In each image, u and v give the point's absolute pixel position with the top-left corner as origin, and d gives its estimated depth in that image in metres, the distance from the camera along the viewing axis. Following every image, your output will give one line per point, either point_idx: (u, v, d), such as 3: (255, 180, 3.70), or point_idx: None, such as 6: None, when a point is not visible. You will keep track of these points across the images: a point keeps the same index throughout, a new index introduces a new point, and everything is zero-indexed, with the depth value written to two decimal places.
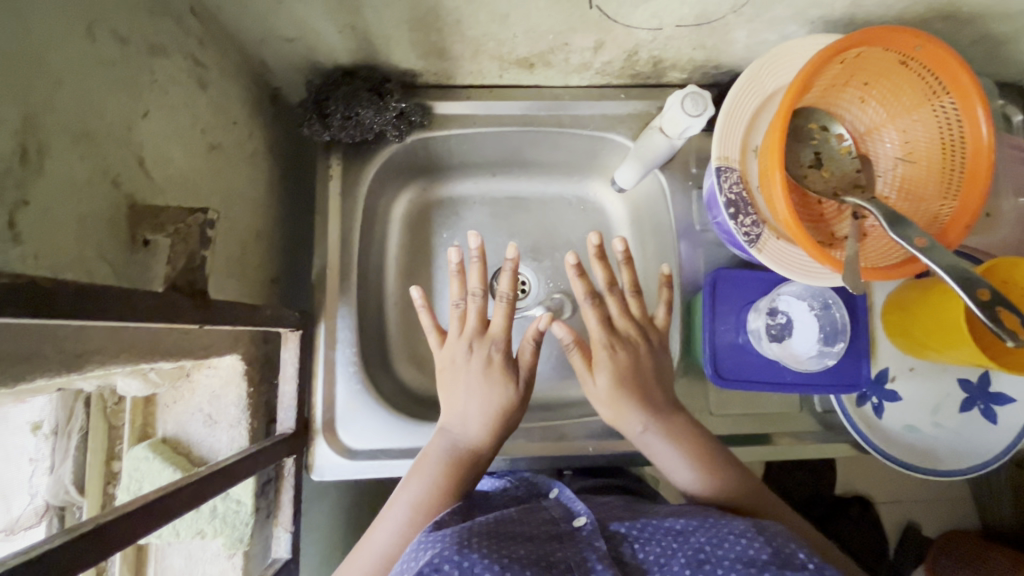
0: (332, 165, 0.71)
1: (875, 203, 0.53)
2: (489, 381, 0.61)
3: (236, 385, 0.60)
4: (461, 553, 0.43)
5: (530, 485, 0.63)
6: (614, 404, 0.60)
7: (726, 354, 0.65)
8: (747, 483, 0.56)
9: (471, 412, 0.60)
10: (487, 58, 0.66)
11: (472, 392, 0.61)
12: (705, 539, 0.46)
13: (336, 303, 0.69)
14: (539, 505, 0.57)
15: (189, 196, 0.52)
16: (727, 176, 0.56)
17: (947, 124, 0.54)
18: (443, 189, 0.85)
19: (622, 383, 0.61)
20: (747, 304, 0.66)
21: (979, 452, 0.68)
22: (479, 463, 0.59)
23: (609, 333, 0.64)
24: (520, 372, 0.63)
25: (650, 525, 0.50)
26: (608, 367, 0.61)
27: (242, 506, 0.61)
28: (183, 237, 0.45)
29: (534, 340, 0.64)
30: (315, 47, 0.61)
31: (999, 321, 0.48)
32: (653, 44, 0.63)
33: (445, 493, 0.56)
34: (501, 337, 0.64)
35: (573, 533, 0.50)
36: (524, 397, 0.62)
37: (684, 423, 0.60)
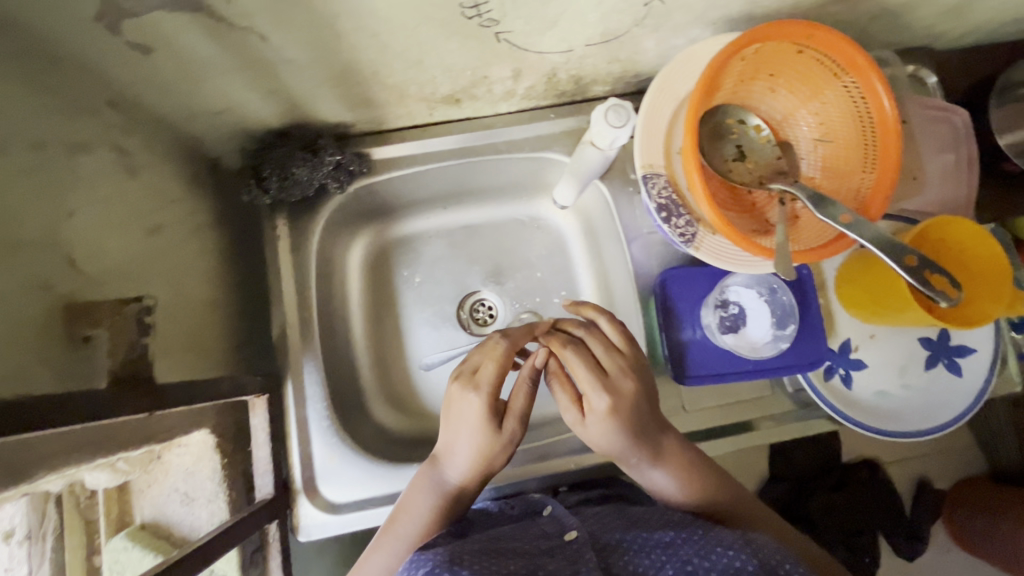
0: (279, 224, 0.71)
1: (799, 188, 0.55)
2: (477, 429, 0.58)
3: (209, 459, 0.60)
4: (450, 569, 0.45)
5: (525, 504, 0.64)
6: (611, 444, 0.58)
7: (684, 352, 0.66)
8: (733, 500, 0.59)
9: (458, 453, 0.59)
10: (414, 100, 0.67)
11: (463, 433, 0.59)
12: (693, 552, 0.47)
13: (302, 359, 0.68)
14: (533, 523, 0.58)
15: (133, 284, 0.52)
16: (654, 183, 0.57)
17: (854, 100, 0.57)
18: (397, 229, 0.86)
19: (623, 424, 0.57)
20: (700, 300, 0.68)
21: (949, 406, 0.70)
22: (465, 504, 0.61)
23: (603, 378, 0.58)
24: (508, 418, 0.59)
25: (639, 538, 0.51)
26: (608, 414, 0.57)
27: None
28: (121, 327, 0.49)
29: (528, 381, 0.60)
30: (243, 115, 0.62)
31: (928, 284, 0.50)
32: (569, 64, 0.65)
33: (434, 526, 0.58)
34: (497, 377, 0.59)
35: (565, 545, 0.51)
36: (512, 448, 0.60)
37: (673, 444, 0.61)
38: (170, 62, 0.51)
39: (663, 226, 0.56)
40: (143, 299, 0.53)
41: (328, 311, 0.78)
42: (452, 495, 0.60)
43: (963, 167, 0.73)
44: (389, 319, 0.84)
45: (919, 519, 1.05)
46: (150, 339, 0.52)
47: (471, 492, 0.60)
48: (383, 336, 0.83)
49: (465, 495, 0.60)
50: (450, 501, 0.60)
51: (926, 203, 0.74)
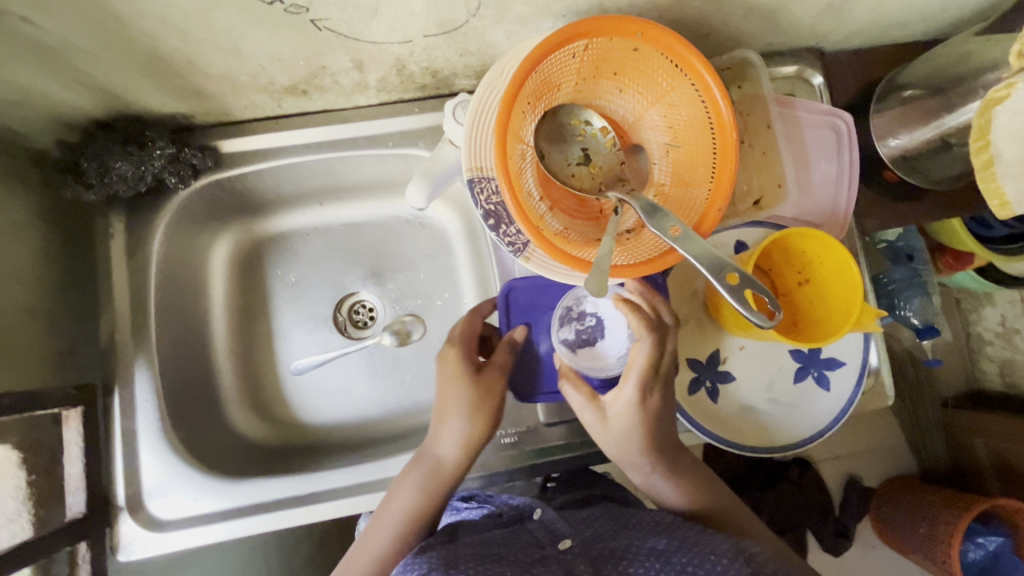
0: (114, 223, 0.67)
1: (633, 196, 0.52)
2: (455, 386, 0.62)
3: (12, 475, 0.56)
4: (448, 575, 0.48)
5: (513, 511, 0.65)
6: (631, 446, 0.59)
7: (535, 366, 0.67)
8: (733, 508, 0.62)
9: (445, 421, 0.61)
10: (252, 91, 0.62)
11: (445, 396, 0.62)
12: (687, 560, 0.50)
13: (134, 365, 0.65)
14: (523, 528, 0.60)
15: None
16: (482, 186, 0.53)
17: (695, 104, 0.53)
18: (270, 225, 0.81)
19: (655, 426, 0.59)
20: (553, 311, 0.68)
21: (815, 420, 0.69)
22: (455, 483, 0.60)
23: (650, 377, 0.58)
24: (487, 370, 0.63)
25: (632, 548, 0.53)
26: (641, 413, 0.58)
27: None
28: None
29: (508, 343, 0.66)
30: (51, 104, 0.57)
31: (742, 299, 0.47)
32: (416, 56, 0.61)
33: (425, 514, 0.58)
34: (471, 332, 0.66)
35: (559, 553, 0.53)
36: (493, 405, 0.62)
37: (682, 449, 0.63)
38: None
39: (491, 234, 0.53)
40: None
41: (184, 313, 0.73)
42: (441, 471, 0.60)
43: (843, 178, 0.71)
44: (261, 320, 0.80)
45: (847, 516, 1.08)
46: None
47: (461, 466, 0.60)
48: (253, 339, 0.79)
49: (455, 471, 0.60)
50: (443, 482, 0.60)
51: (802, 211, 0.71)
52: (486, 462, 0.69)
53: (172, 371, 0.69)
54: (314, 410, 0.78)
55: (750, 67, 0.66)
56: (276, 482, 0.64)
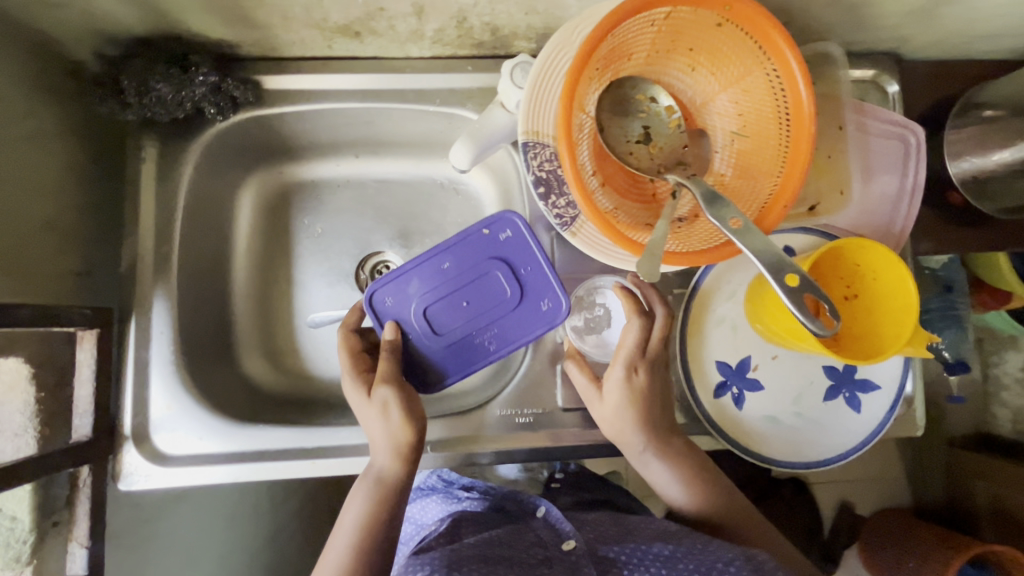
0: (147, 148, 0.64)
1: (694, 181, 0.49)
2: (361, 406, 0.59)
3: (22, 390, 0.55)
4: None
5: (517, 506, 0.72)
6: (625, 432, 0.61)
7: (424, 361, 0.65)
8: (734, 504, 0.62)
9: (373, 436, 0.59)
10: (303, 26, 0.59)
11: (366, 415, 0.59)
12: (693, 565, 0.52)
13: (153, 296, 0.63)
14: (529, 528, 0.65)
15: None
16: (536, 152, 0.50)
17: (772, 92, 0.50)
18: (301, 172, 0.78)
19: (646, 414, 0.61)
20: (421, 295, 0.65)
21: (842, 441, 0.66)
22: (401, 488, 0.58)
23: (636, 355, 0.60)
24: (377, 386, 0.59)
25: (634, 550, 0.57)
26: (632, 400, 0.60)
27: (18, 524, 0.53)
28: None
29: (390, 351, 0.62)
30: (95, 13, 0.54)
31: (801, 308, 0.45)
32: (479, 8, 0.57)
33: (383, 520, 0.57)
34: (359, 352, 0.64)
35: (563, 555, 0.58)
36: (400, 412, 0.58)
37: (680, 440, 0.63)
38: None
39: (539, 203, 0.50)
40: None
41: (208, 251, 0.71)
42: (384, 482, 0.58)
43: (905, 195, 0.67)
44: (281, 267, 0.78)
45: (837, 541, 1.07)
46: None
47: (402, 473, 0.58)
48: (271, 285, 0.77)
49: (396, 479, 0.58)
50: (391, 488, 0.58)
51: (857, 223, 0.68)
52: (496, 439, 0.67)
53: (190, 308, 0.68)
54: (326, 365, 0.76)
55: (829, 63, 0.63)
56: (282, 431, 0.63)
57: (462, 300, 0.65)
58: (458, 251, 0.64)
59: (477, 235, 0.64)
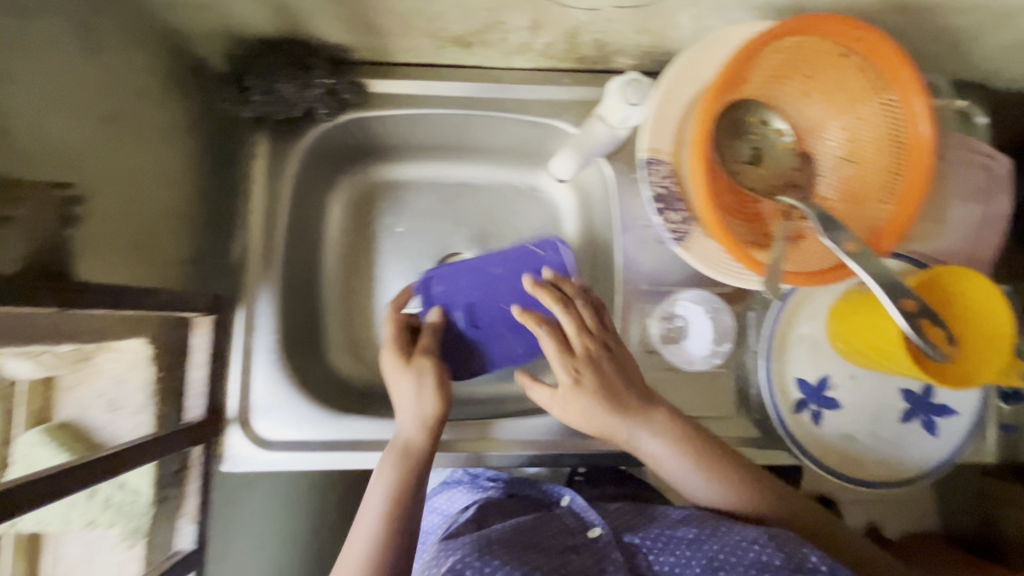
0: (259, 144, 0.67)
1: (808, 204, 0.51)
2: (398, 377, 0.62)
3: (143, 368, 0.58)
4: (482, 560, 0.51)
5: (540, 492, 0.68)
6: (603, 422, 0.59)
7: (462, 348, 0.69)
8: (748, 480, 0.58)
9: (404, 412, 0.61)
10: (421, 34, 0.62)
11: (405, 393, 0.61)
12: (717, 547, 0.51)
13: (259, 285, 0.66)
14: (551, 514, 0.62)
15: (78, 178, 0.47)
16: (656, 169, 0.53)
17: (888, 121, 0.52)
18: (388, 171, 0.81)
19: (619, 402, 0.59)
20: (469, 291, 0.70)
21: (918, 464, 0.68)
22: (426, 458, 0.59)
23: (571, 359, 0.60)
24: (416, 358, 0.62)
25: (660, 536, 0.55)
26: (597, 393, 0.59)
27: (140, 497, 0.57)
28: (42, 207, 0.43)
29: (431, 329, 0.66)
30: (232, 14, 0.57)
31: (922, 334, 0.46)
32: (594, 26, 0.60)
33: (411, 487, 0.57)
34: (403, 325, 0.65)
35: (590, 543, 0.57)
36: (434, 386, 0.61)
37: (668, 421, 0.60)
38: None
39: (655, 217, 0.52)
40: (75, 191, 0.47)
41: (302, 244, 0.74)
42: (410, 453, 0.59)
43: (987, 222, 0.66)
44: (362, 262, 0.80)
45: None
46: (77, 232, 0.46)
47: (426, 443, 0.59)
48: (352, 278, 0.79)
49: (421, 449, 0.59)
50: (415, 458, 0.59)
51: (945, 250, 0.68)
52: (578, 442, 0.69)
53: (287, 299, 0.70)
54: None
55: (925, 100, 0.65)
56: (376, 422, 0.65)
57: (502, 300, 0.70)
58: (506, 256, 0.70)
59: (525, 250, 0.70)
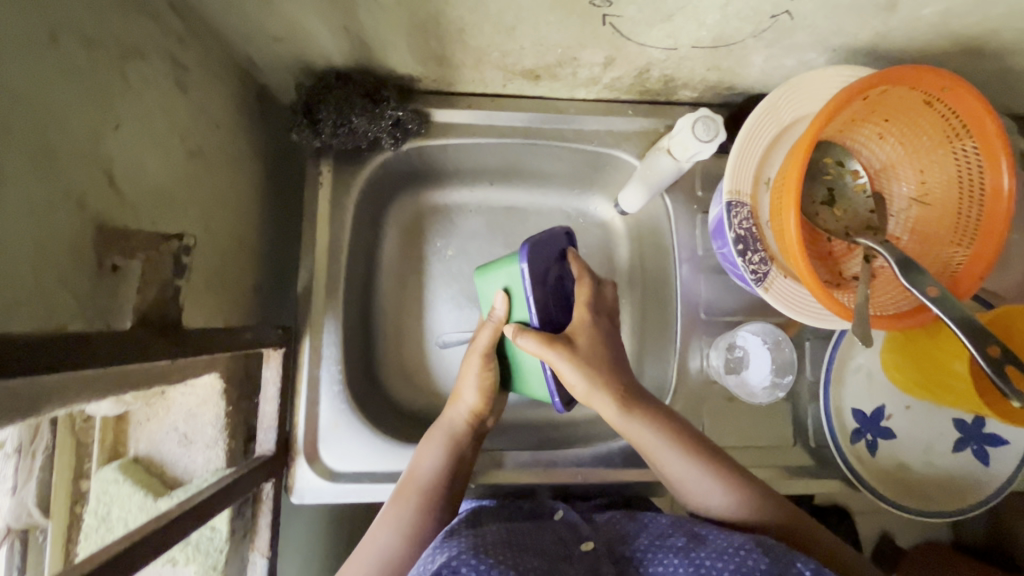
0: (322, 172, 0.67)
1: (887, 247, 0.52)
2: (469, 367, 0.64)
3: (214, 404, 0.57)
4: (478, 558, 0.47)
5: (531, 507, 0.65)
6: (592, 385, 0.56)
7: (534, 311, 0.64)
8: (727, 475, 0.56)
9: (465, 399, 0.64)
10: (490, 67, 0.62)
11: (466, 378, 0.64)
12: (707, 554, 0.47)
13: (323, 315, 0.66)
14: (545, 525, 0.58)
15: (170, 221, 0.47)
16: (737, 211, 0.54)
17: (966, 168, 0.51)
18: (440, 196, 0.80)
19: (605, 370, 0.58)
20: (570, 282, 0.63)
21: (971, 494, 0.68)
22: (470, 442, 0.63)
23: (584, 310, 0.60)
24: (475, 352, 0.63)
25: (650, 549, 0.52)
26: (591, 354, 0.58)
27: (217, 534, 0.58)
28: (156, 262, 0.42)
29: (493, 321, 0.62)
30: (308, 48, 0.57)
31: (1003, 376, 0.46)
32: (666, 63, 0.60)
33: (454, 465, 0.61)
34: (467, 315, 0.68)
35: (581, 552, 0.53)
36: (479, 382, 0.63)
37: (650, 406, 0.59)
38: None
39: (737, 258, 0.53)
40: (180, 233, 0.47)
41: (359, 270, 0.73)
42: (455, 440, 0.62)
43: None
44: (414, 286, 0.79)
45: None
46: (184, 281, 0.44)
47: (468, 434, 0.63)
48: (403, 303, 0.79)
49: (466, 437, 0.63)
50: (458, 443, 0.62)
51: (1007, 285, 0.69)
52: (640, 473, 0.67)
53: (347, 327, 0.70)
54: None
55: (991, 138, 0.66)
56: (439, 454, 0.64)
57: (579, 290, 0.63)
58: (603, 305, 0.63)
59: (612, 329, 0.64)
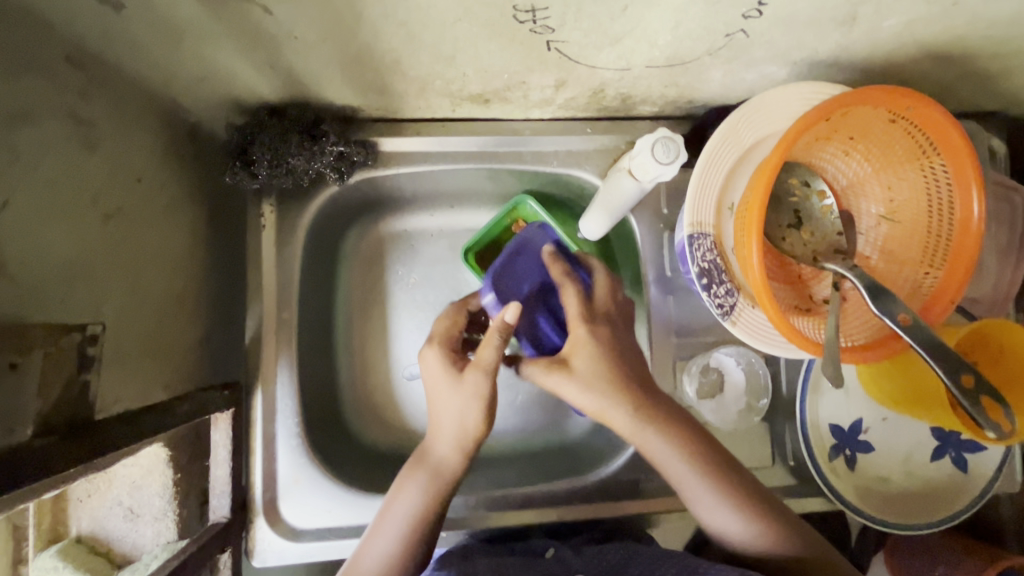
0: (265, 213, 0.63)
1: (856, 272, 0.49)
2: (457, 393, 0.57)
3: (160, 473, 0.55)
4: None
5: (526, 545, 0.62)
6: (603, 403, 0.55)
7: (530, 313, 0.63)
8: (738, 498, 0.54)
9: (445, 424, 0.58)
10: (436, 94, 0.58)
11: (453, 408, 0.57)
12: None
13: (275, 366, 0.62)
14: (539, 566, 0.56)
15: (87, 302, 0.43)
16: (699, 244, 0.52)
17: (936, 186, 0.49)
18: (396, 222, 0.75)
19: (626, 383, 0.56)
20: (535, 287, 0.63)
21: (952, 501, 0.67)
22: (458, 478, 0.59)
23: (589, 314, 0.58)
24: (474, 369, 0.56)
25: None
26: (608, 368, 0.55)
27: None
28: (56, 363, 0.39)
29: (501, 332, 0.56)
30: (232, 86, 0.52)
31: (978, 407, 0.45)
32: (621, 82, 0.56)
33: (433, 515, 0.57)
34: (454, 333, 0.62)
35: None
36: (482, 407, 0.57)
37: (662, 417, 0.56)
38: (146, 21, 0.41)
39: (702, 293, 0.51)
40: (88, 326, 0.43)
41: (313, 310, 0.69)
42: (442, 473, 0.58)
43: (1012, 257, 0.67)
44: (376, 317, 0.75)
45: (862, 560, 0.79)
46: (92, 374, 0.43)
47: (461, 465, 0.58)
48: (366, 337, 0.74)
49: (454, 469, 0.58)
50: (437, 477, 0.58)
51: (981, 290, 0.67)
52: (615, 506, 0.66)
53: (304, 374, 0.66)
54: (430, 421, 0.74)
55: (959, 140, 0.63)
56: None
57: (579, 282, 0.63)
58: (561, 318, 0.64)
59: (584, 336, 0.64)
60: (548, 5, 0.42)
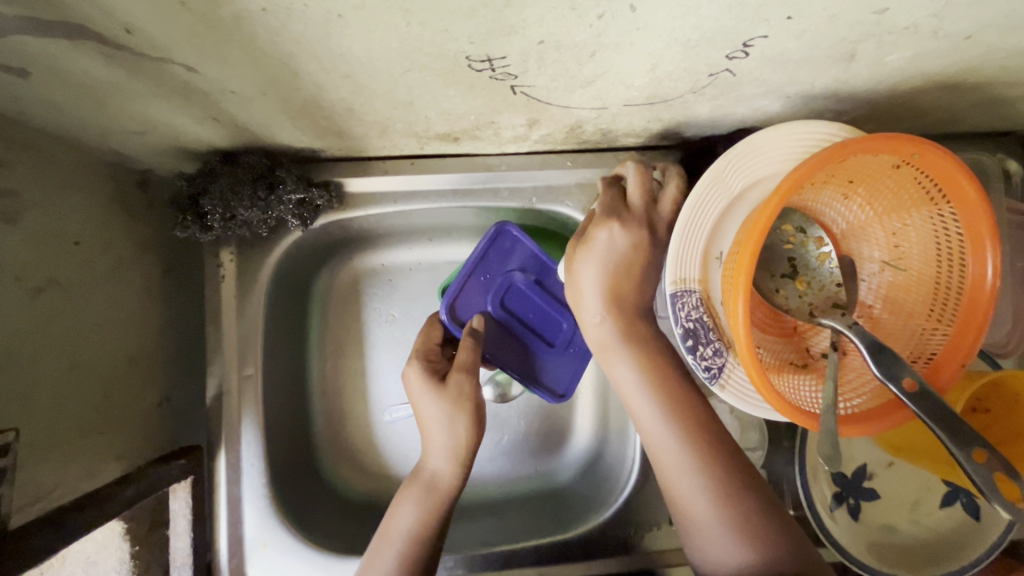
0: (224, 263, 0.60)
1: (857, 330, 0.44)
2: (443, 404, 0.57)
3: (116, 546, 0.49)
4: None
5: None
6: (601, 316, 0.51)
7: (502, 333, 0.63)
8: (720, 480, 0.45)
9: (434, 437, 0.57)
10: (400, 135, 0.54)
11: (438, 420, 0.57)
12: None
13: (240, 423, 0.60)
14: None
15: (7, 406, 0.39)
16: (684, 301, 0.48)
17: (945, 235, 0.44)
18: (370, 260, 0.71)
19: (619, 289, 0.51)
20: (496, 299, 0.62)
21: (966, 550, 0.61)
22: (454, 494, 0.56)
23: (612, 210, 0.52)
24: (455, 371, 0.57)
25: None
26: (604, 263, 0.51)
27: None
28: None
29: (472, 337, 0.59)
30: (174, 137, 0.48)
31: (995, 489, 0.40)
32: (599, 119, 0.52)
33: (429, 535, 0.53)
34: (433, 346, 0.62)
35: None
36: (467, 409, 0.57)
37: (647, 343, 0.51)
38: (61, 85, 0.37)
39: (687, 357, 0.48)
40: None
41: (283, 357, 0.66)
42: (436, 487, 0.55)
43: None
44: (351, 359, 0.71)
45: None
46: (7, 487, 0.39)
47: (455, 481, 0.56)
48: (340, 380, 0.71)
49: (449, 484, 0.56)
50: (433, 493, 0.55)
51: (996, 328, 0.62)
52: (603, 564, 0.62)
53: (272, 428, 0.63)
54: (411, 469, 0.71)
55: None
56: None
57: (533, 273, 0.62)
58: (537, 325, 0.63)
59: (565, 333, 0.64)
60: (505, 53, 0.37)
